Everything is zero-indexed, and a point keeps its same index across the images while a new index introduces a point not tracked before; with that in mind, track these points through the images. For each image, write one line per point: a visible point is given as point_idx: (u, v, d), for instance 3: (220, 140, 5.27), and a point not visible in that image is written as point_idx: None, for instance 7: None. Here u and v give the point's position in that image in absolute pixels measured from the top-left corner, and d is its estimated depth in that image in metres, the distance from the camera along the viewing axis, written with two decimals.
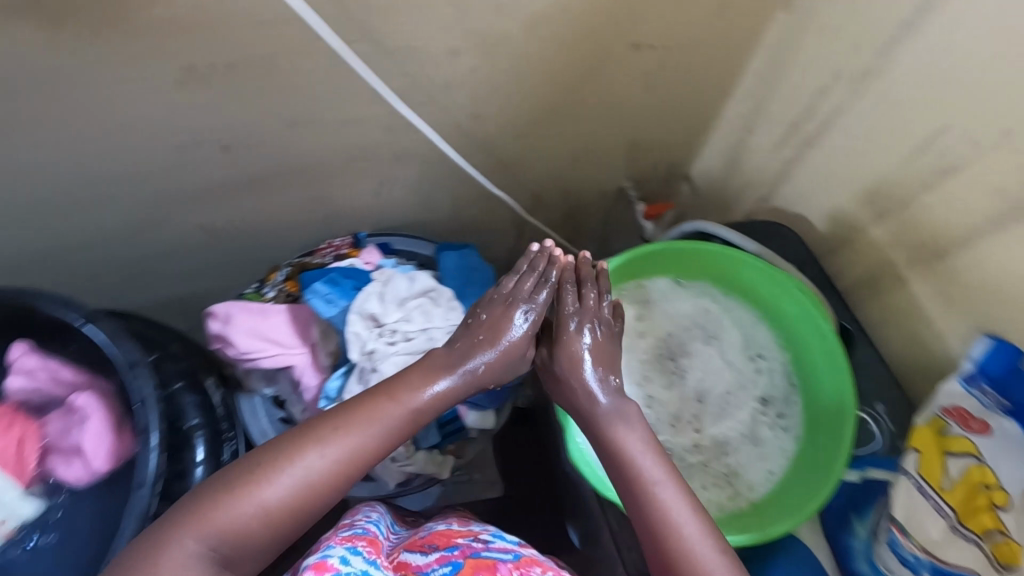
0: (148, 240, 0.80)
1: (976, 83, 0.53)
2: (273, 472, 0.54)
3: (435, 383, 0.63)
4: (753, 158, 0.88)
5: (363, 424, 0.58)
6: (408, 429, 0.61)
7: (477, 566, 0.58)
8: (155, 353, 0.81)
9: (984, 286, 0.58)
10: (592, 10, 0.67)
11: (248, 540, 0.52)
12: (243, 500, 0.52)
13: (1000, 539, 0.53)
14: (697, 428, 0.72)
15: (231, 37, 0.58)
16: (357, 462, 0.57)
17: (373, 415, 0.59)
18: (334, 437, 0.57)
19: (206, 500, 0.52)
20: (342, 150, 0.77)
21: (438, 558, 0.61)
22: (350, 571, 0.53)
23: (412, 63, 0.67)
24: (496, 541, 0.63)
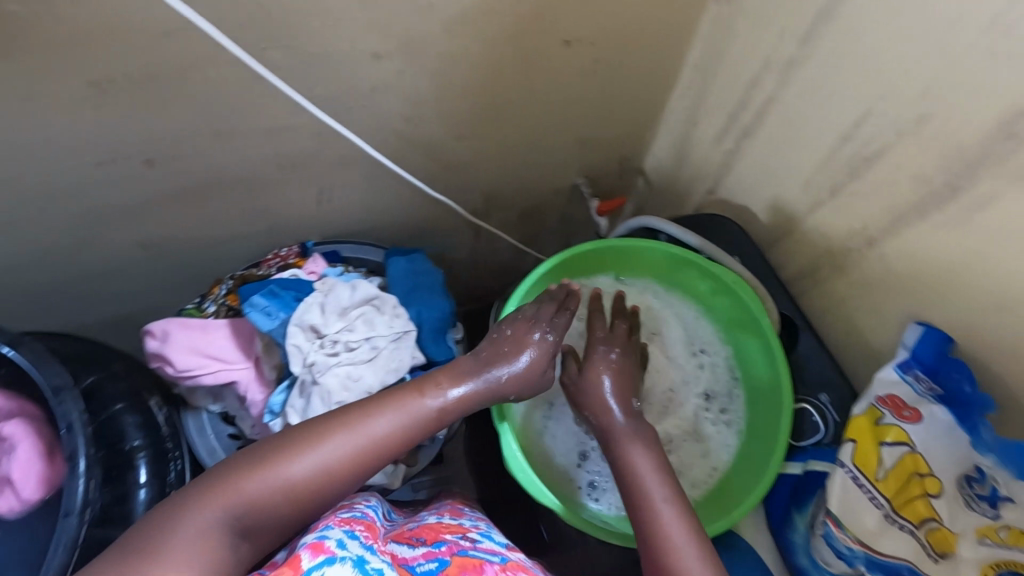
0: (69, 265, 0.79)
1: (888, 69, 0.53)
2: (299, 452, 0.59)
3: (452, 389, 0.68)
4: (697, 151, 0.87)
5: (392, 417, 0.64)
6: (431, 423, 0.66)
7: (462, 566, 0.57)
8: (94, 373, 0.79)
9: (908, 271, 0.58)
10: (510, 5, 0.65)
11: (268, 514, 0.57)
12: (270, 475, 0.57)
13: (933, 527, 0.54)
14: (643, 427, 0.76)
15: (118, 53, 0.56)
16: (379, 453, 0.62)
17: (401, 407, 0.65)
18: (364, 427, 0.62)
19: (241, 470, 0.57)
20: (275, 158, 0.75)
21: (424, 552, 0.59)
22: (346, 556, 0.52)
23: (329, 68, 0.65)
24: (483, 542, 0.63)
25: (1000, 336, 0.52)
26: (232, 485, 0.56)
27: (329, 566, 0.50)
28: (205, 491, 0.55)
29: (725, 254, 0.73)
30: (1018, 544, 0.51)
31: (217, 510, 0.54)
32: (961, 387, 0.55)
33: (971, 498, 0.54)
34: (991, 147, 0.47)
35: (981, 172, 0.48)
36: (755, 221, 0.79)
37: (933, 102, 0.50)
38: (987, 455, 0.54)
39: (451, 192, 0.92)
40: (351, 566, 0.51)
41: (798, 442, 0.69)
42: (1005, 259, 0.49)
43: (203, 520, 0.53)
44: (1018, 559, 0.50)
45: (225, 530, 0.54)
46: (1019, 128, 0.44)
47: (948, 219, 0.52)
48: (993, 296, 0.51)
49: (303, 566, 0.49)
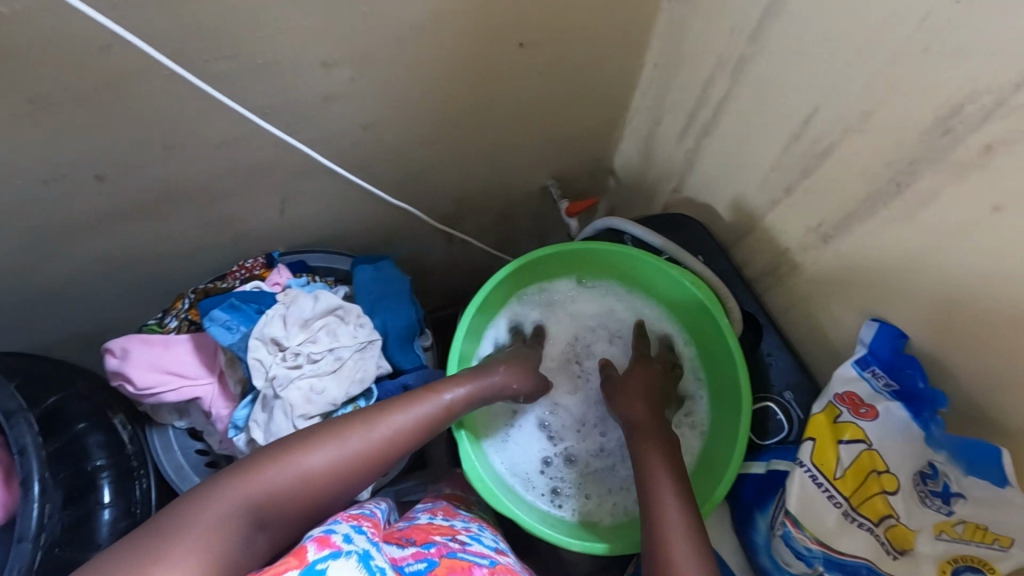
0: (21, 285, 0.77)
1: (838, 67, 0.52)
2: (319, 444, 0.60)
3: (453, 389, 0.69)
4: (659, 152, 0.86)
5: (409, 411, 0.66)
6: (446, 418, 0.68)
7: (452, 567, 0.55)
8: (55, 390, 0.76)
9: (870, 267, 0.58)
10: (464, 11, 0.64)
11: (284, 507, 0.57)
12: (292, 465, 0.58)
13: (891, 523, 0.55)
14: (602, 432, 0.81)
15: (54, 70, 0.55)
16: (397, 447, 0.64)
17: (415, 404, 0.67)
18: (384, 421, 0.64)
19: (265, 460, 0.58)
20: (232, 170, 0.73)
21: (414, 552, 0.55)
22: (352, 550, 0.48)
23: (280, 78, 0.64)
24: (473, 545, 0.61)
25: (948, 328, 0.54)
26: (257, 472, 0.56)
27: (335, 560, 0.46)
28: (227, 478, 0.55)
29: (687, 253, 0.75)
30: (975, 538, 0.52)
31: (238, 497, 0.54)
32: (916, 382, 0.55)
33: (925, 495, 0.55)
34: (930, 142, 0.47)
35: (924, 169, 0.49)
36: (718, 220, 0.79)
37: (879, 100, 0.50)
38: (941, 451, 0.55)
39: (416, 199, 0.91)
40: (356, 561, 0.47)
41: (763, 442, 0.69)
42: (955, 255, 0.50)
43: (225, 506, 0.53)
44: (974, 554, 0.51)
45: (244, 516, 0.53)
46: (955, 124, 0.45)
47: (897, 215, 0.53)
48: (942, 288, 0.52)
49: (308, 558, 0.45)
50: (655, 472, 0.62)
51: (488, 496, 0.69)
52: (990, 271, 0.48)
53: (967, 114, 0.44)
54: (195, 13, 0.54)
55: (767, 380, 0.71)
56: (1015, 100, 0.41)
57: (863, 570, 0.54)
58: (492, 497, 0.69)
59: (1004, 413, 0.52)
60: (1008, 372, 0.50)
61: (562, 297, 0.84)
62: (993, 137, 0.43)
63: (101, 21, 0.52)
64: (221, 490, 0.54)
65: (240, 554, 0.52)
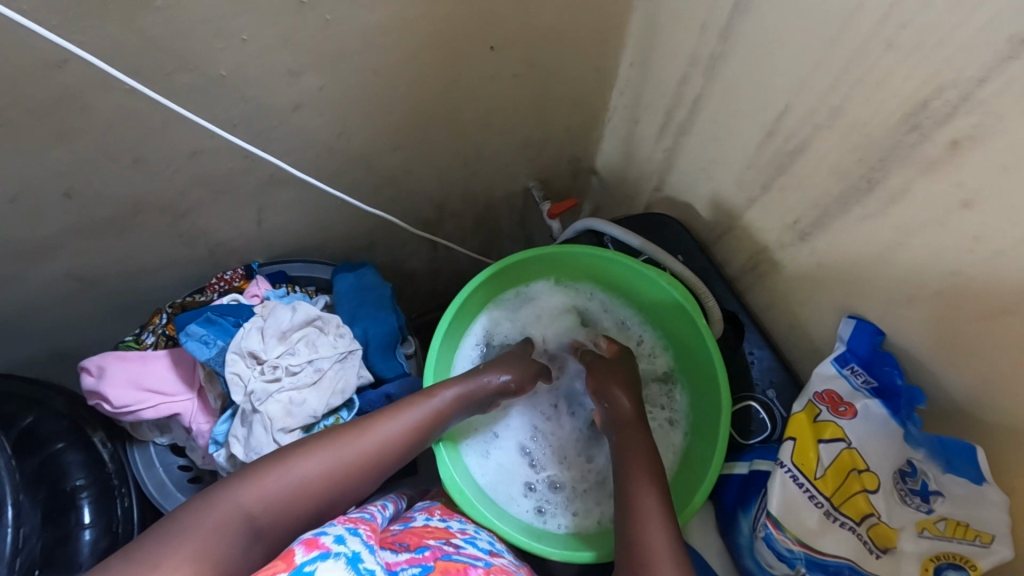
0: None
1: (806, 64, 0.52)
2: (312, 453, 0.60)
3: (442, 394, 0.69)
4: (638, 151, 0.85)
5: (403, 417, 0.66)
6: (440, 421, 0.68)
7: (446, 571, 0.52)
8: (30, 411, 0.76)
9: (848, 265, 0.58)
10: (431, 17, 0.63)
11: (282, 516, 0.56)
12: (285, 473, 0.58)
13: (874, 522, 0.54)
14: (588, 455, 0.81)
15: (11, 88, 0.54)
16: (393, 451, 0.64)
17: (411, 409, 0.67)
18: (379, 428, 0.64)
19: (259, 471, 0.57)
20: (202, 182, 0.72)
21: (407, 557, 0.53)
22: (341, 551, 0.47)
23: (246, 89, 0.63)
24: (467, 547, 0.60)
25: (923, 323, 0.53)
26: (250, 482, 0.56)
27: (324, 561, 0.45)
28: (223, 490, 0.55)
29: (668, 255, 0.75)
30: (956, 535, 0.52)
31: (233, 507, 0.54)
32: (893, 379, 0.56)
33: (906, 493, 0.55)
34: (898, 138, 0.47)
35: (893, 167, 0.49)
36: (698, 218, 0.79)
37: (848, 96, 0.49)
38: (919, 449, 0.55)
39: (395, 205, 0.90)
40: (345, 563, 0.46)
41: (747, 441, 0.69)
42: (927, 250, 0.50)
43: (220, 516, 0.52)
44: (958, 551, 0.52)
45: (240, 525, 0.53)
46: (921, 119, 0.45)
47: (869, 213, 0.53)
48: (915, 282, 0.52)
49: (296, 560, 0.44)
50: (636, 473, 0.62)
51: (466, 506, 0.69)
52: (961, 266, 0.48)
53: (933, 109, 0.44)
54: (151, 26, 0.53)
55: (749, 379, 0.72)
56: (978, 94, 0.41)
57: (846, 570, 0.55)
58: (470, 507, 0.69)
59: (980, 407, 0.52)
60: (982, 366, 0.50)
61: (541, 299, 0.84)
62: (959, 133, 0.43)
63: (53, 40, 0.51)
64: (215, 501, 0.54)
65: (235, 565, 0.51)
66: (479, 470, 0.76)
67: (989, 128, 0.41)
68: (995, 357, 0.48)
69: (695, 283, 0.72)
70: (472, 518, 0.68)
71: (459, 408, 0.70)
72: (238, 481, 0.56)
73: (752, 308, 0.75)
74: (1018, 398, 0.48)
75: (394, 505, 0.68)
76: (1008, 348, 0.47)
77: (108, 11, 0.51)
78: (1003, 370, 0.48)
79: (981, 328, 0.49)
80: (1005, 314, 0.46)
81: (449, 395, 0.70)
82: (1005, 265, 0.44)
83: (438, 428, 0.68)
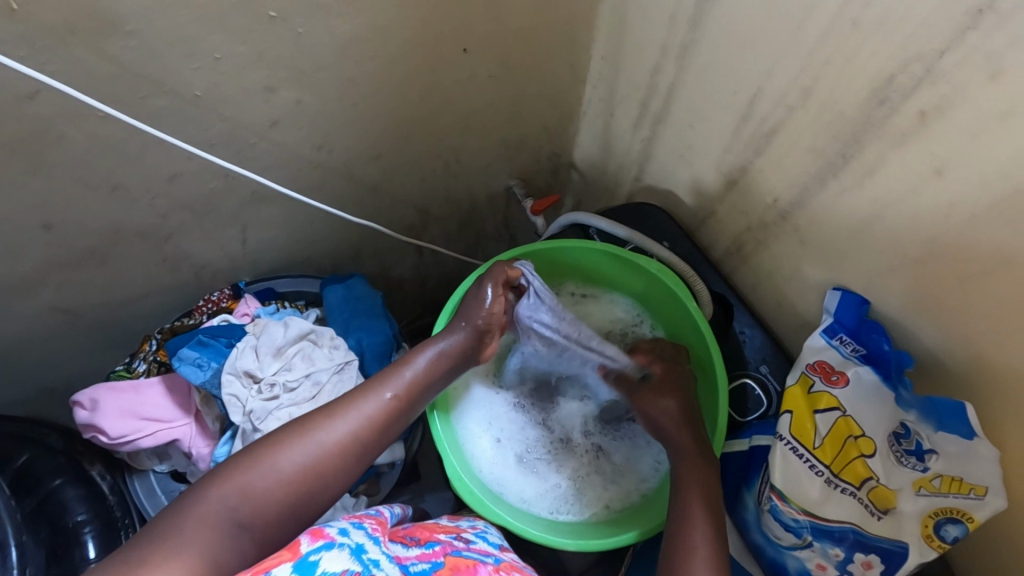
0: None
1: (776, 45, 0.53)
2: (286, 444, 0.59)
3: (414, 360, 0.69)
4: (616, 143, 0.86)
5: (376, 394, 0.65)
6: (419, 389, 0.68)
7: (455, 567, 0.54)
8: (23, 450, 0.75)
9: (828, 238, 0.59)
10: (403, 24, 0.63)
11: (266, 505, 0.56)
12: (264, 468, 0.57)
13: (873, 485, 0.56)
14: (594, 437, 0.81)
15: None
16: (372, 426, 0.63)
17: (387, 383, 0.66)
18: (352, 406, 0.63)
19: (238, 468, 0.57)
20: (183, 204, 0.72)
21: (419, 552, 0.54)
22: (345, 543, 0.47)
23: (222, 108, 0.62)
24: (477, 542, 0.61)
25: (905, 289, 0.55)
26: (244, 474, 0.56)
27: (328, 551, 0.45)
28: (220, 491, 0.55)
29: (653, 241, 0.77)
30: (952, 491, 0.53)
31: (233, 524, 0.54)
32: (881, 346, 0.58)
33: (901, 455, 0.57)
34: (870, 113, 0.49)
35: (865, 141, 0.50)
36: (680, 205, 0.80)
37: (817, 76, 0.51)
38: (910, 411, 0.57)
39: (379, 213, 0.90)
40: (349, 553, 0.46)
41: (745, 418, 0.71)
42: (904, 219, 0.51)
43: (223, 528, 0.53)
44: (954, 505, 0.53)
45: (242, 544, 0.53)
46: (890, 94, 0.46)
47: (846, 187, 0.54)
48: (895, 251, 0.54)
49: (301, 550, 0.45)
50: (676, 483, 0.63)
51: (476, 505, 0.70)
52: (937, 232, 0.49)
53: (900, 83, 0.45)
54: (122, 50, 0.53)
55: (742, 358, 0.73)
56: (941, 66, 0.42)
57: (851, 535, 0.56)
58: (481, 505, 0.70)
59: (963, 366, 0.54)
60: (963, 326, 0.52)
61: None
62: (926, 105, 0.45)
63: (22, 70, 0.50)
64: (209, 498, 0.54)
65: (232, 559, 0.52)
66: (487, 468, 0.76)
67: (954, 98, 0.43)
68: (976, 318, 0.51)
69: (684, 270, 0.75)
70: (483, 517, 0.69)
71: (441, 372, 0.70)
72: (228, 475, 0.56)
73: (739, 288, 0.77)
74: (999, 355, 0.50)
75: (405, 508, 0.70)
76: (985, 307, 0.49)
77: (77, 38, 0.50)
78: (983, 329, 0.50)
79: (959, 290, 0.51)
80: (983, 275, 0.48)
81: (423, 361, 0.69)
82: (979, 228, 0.46)
83: (420, 395, 0.68)
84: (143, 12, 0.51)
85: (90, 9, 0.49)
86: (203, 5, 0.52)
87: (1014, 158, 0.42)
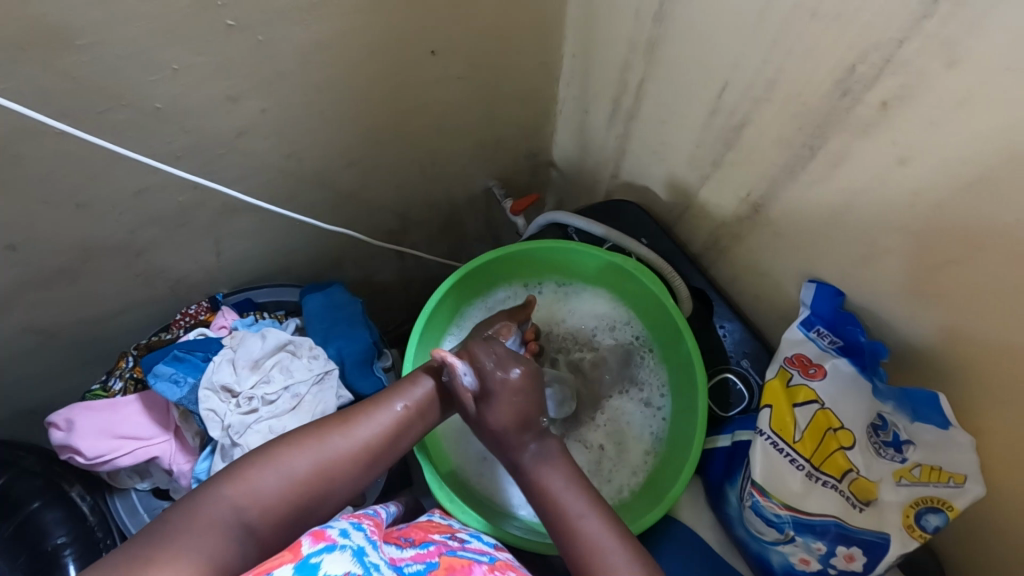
0: None
1: (740, 38, 0.52)
2: (301, 446, 0.59)
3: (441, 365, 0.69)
4: (592, 139, 0.85)
5: (392, 403, 0.65)
6: (433, 402, 0.67)
7: (451, 567, 0.53)
8: (3, 471, 0.75)
9: (803, 230, 0.59)
10: (366, 27, 0.62)
11: (274, 509, 0.55)
12: (274, 468, 0.56)
13: (854, 478, 0.56)
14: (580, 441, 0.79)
15: None
16: (385, 435, 0.63)
17: (403, 393, 0.66)
18: (368, 413, 0.63)
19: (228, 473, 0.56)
20: (153, 219, 0.70)
21: (414, 554, 0.53)
22: (347, 545, 0.47)
23: (185, 119, 0.61)
24: (472, 542, 0.60)
25: (879, 278, 0.55)
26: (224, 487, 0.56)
27: (330, 553, 0.44)
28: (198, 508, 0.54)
29: (630, 239, 0.77)
30: (932, 480, 0.53)
31: None
32: (857, 337, 0.58)
33: (880, 446, 0.57)
34: (833, 104, 0.48)
35: (831, 132, 0.50)
36: (657, 200, 0.80)
37: (781, 68, 0.50)
38: (887, 402, 0.57)
39: (356, 219, 0.89)
40: (351, 556, 0.46)
41: (726, 413, 0.71)
42: (874, 208, 0.51)
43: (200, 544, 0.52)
44: (934, 495, 0.53)
45: None
46: (852, 84, 0.46)
47: (815, 178, 0.54)
48: (867, 241, 0.54)
49: (303, 551, 0.44)
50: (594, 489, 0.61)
51: (458, 511, 0.69)
52: (908, 221, 0.49)
53: (861, 74, 0.45)
54: (74, 65, 0.51)
55: (723, 352, 0.73)
56: (900, 55, 0.42)
57: (833, 528, 0.56)
58: (462, 513, 0.69)
59: (939, 354, 0.54)
60: (936, 314, 0.52)
61: (502, 301, 0.83)
62: (887, 95, 0.44)
63: None
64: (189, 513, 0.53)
65: None
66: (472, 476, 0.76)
67: (914, 87, 0.42)
68: (948, 305, 0.50)
69: (662, 266, 0.75)
70: (467, 523, 0.68)
71: (459, 385, 0.70)
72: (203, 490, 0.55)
73: (718, 282, 0.77)
74: (973, 342, 0.50)
75: (397, 507, 0.69)
76: (956, 294, 0.49)
77: (27, 55, 0.49)
78: (955, 317, 0.50)
79: (931, 278, 0.50)
80: (954, 263, 0.48)
81: (438, 376, 0.68)
82: (948, 216, 0.46)
83: (431, 410, 0.67)
84: (94, 26, 0.49)
85: (37, 24, 0.47)
86: (157, 16, 0.51)
87: (976, 144, 0.41)
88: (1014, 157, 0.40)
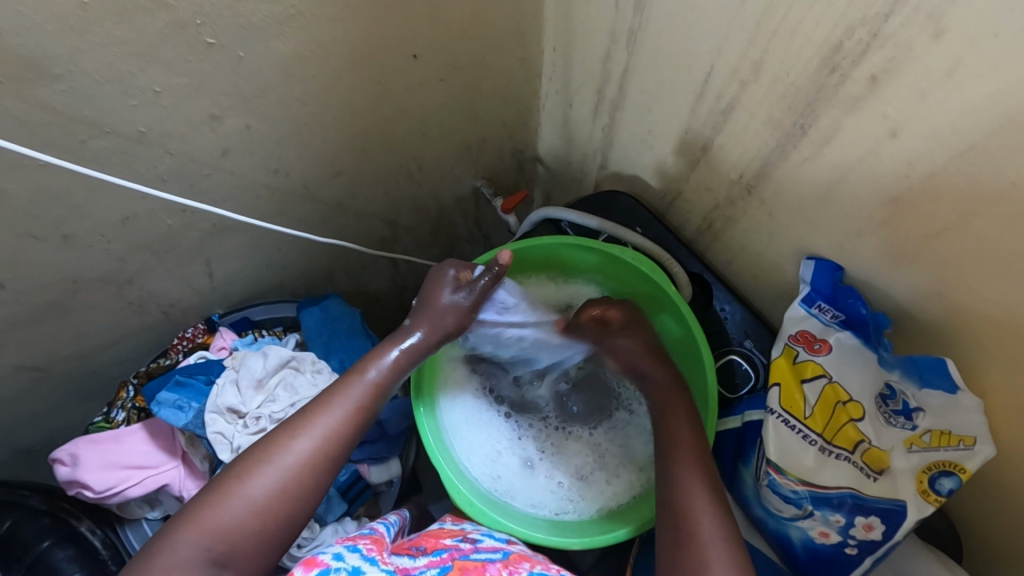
0: None
1: (722, 20, 0.53)
2: (253, 472, 0.56)
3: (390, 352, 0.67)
4: (577, 132, 0.85)
5: (339, 402, 0.62)
6: (380, 394, 0.65)
7: (464, 568, 0.52)
8: (8, 516, 0.73)
9: (795, 207, 0.60)
10: (344, 37, 0.61)
11: (241, 543, 0.54)
12: (232, 500, 0.54)
13: (866, 448, 0.57)
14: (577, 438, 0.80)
15: None
16: (338, 438, 0.60)
17: (344, 393, 0.63)
18: (314, 420, 0.60)
19: (227, 495, 0.55)
20: (142, 245, 0.69)
21: (427, 561, 0.53)
22: (342, 566, 0.47)
23: (170, 142, 0.60)
24: (483, 542, 0.60)
25: (875, 250, 0.56)
26: (232, 499, 0.55)
27: None
28: (201, 526, 0.53)
29: (626, 229, 0.77)
30: (942, 444, 0.54)
31: None
32: (859, 310, 0.59)
33: (890, 415, 0.58)
34: (821, 81, 0.49)
35: (820, 110, 0.51)
36: (647, 188, 0.80)
37: (766, 49, 0.51)
38: (893, 370, 0.58)
39: (347, 227, 0.88)
40: None
41: (736, 394, 0.72)
42: (866, 181, 0.52)
43: None
44: (945, 458, 0.54)
45: None
46: (839, 61, 0.46)
47: (807, 155, 0.55)
48: (862, 214, 0.54)
49: None
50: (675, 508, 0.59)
51: (477, 514, 0.69)
52: (901, 190, 0.50)
53: (847, 50, 0.45)
54: (53, 95, 0.51)
55: (725, 334, 0.74)
56: (886, 30, 0.42)
57: (849, 499, 0.57)
58: (482, 514, 0.69)
59: (942, 320, 0.55)
60: (934, 280, 0.53)
61: None
62: (876, 68, 0.45)
63: None
64: (178, 544, 0.52)
65: None
66: (486, 477, 0.75)
67: (901, 60, 0.43)
68: (945, 271, 0.51)
69: (660, 255, 0.75)
70: (484, 525, 0.68)
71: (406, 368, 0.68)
72: (194, 523, 0.53)
73: (715, 266, 0.77)
74: (971, 304, 0.51)
75: (399, 514, 0.70)
76: (952, 258, 0.50)
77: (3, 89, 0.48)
78: (952, 283, 0.51)
79: (927, 245, 0.51)
80: (948, 230, 0.49)
81: (385, 363, 0.66)
82: (940, 183, 0.47)
83: (380, 400, 0.65)
84: (70, 54, 0.48)
85: (13, 58, 0.46)
86: (133, 40, 0.50)
87: (965, 111, 0.42)
88: (1003, 125, 0.41)
